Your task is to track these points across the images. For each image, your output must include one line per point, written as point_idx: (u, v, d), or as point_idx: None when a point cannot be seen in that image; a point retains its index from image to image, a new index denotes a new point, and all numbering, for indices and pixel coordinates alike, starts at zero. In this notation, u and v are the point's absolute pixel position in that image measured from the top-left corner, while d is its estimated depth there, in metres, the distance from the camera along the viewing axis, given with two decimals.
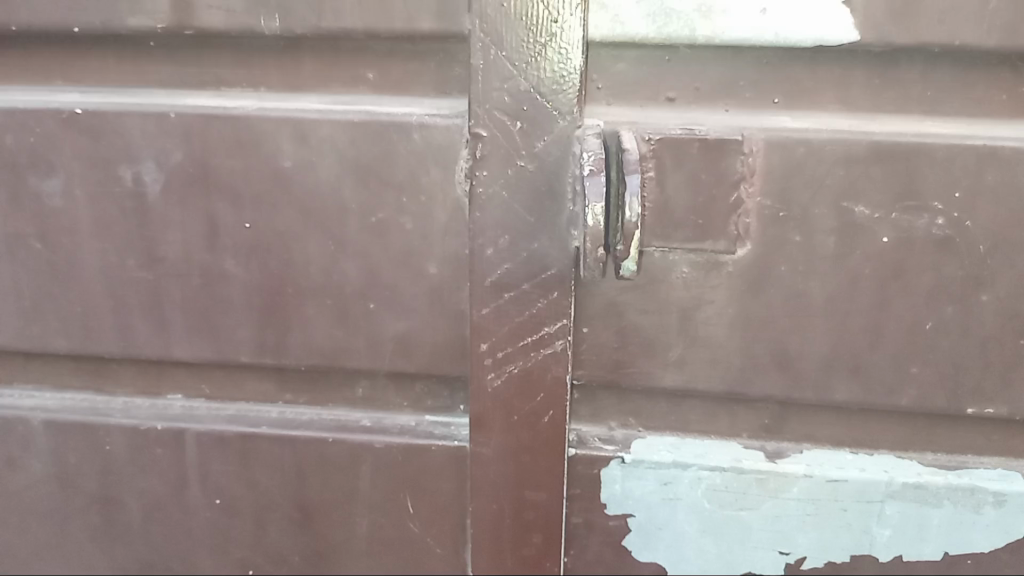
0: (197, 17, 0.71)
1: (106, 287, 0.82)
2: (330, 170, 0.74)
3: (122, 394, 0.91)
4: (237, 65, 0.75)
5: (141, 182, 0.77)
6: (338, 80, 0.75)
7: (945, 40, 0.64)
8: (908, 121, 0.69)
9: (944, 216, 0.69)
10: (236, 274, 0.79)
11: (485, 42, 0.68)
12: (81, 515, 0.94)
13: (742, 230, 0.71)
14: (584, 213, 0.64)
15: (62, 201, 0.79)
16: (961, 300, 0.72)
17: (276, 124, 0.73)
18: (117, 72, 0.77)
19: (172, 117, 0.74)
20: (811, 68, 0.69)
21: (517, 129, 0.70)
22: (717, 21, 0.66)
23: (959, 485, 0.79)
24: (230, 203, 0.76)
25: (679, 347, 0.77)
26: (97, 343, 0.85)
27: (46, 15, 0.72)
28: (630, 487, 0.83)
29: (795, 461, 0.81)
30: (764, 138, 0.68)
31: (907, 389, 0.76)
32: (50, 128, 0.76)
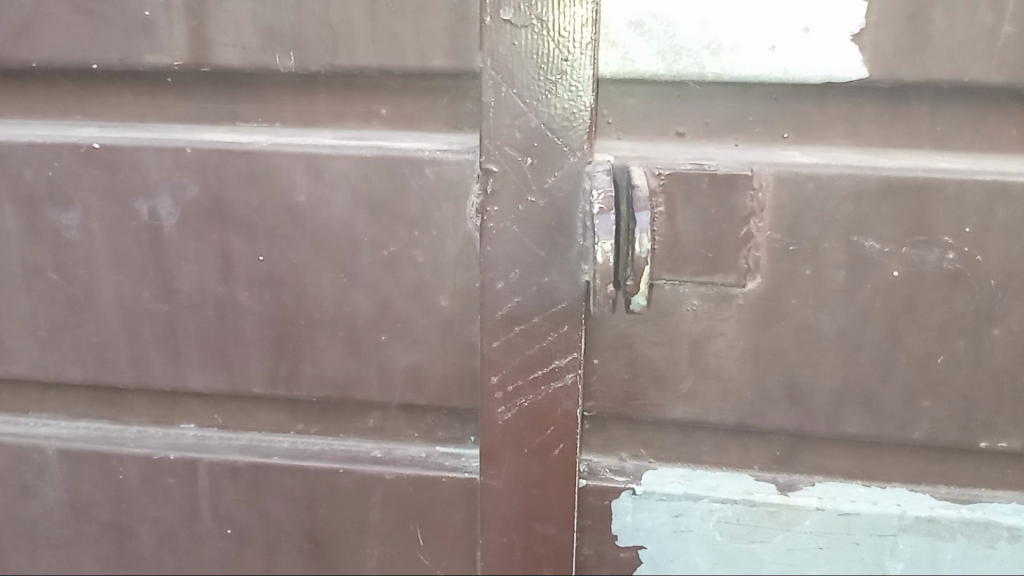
0: (213, 54, 0.73)
1: (121, 319, 0.83)
2: (343, 205, 0.75)
3: (136, 423, 0.92)
4: (253, 100, 0.76)
5: (157, 216, 0.78)
6: (351, 115, 0.76)
7: (954, 76, 0.65)
8: (917, 155, 0.69)
9: (955, 250, 0.69)
10: (250, 306, 0.80)
11: (496, 80, 0.68)
12: (94, 543, 0.94)
13: (753, 263, 0.71)
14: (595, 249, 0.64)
15: (78, 233, 0.80)
16: (973, 334, 0.72)
17: (290, 158, 0.74)
18: (134, 106, 0.78)
19: (188, 152, 0.75)
20: (820, 103, 0.69)
21: (528, 164, 0.70)
22: (726, 57, 0.67)
23: (973, 519, 0.78)
24: (244, 236, 0.77)
25: (689, 380, 0.78)
26: (112, 373, 0.86)
27: (65, 53, 0.74)
28: (641, 519, 0.83)
29: (807, 494, 0.81)
30: (773, 173, 0.69)
31: (919, 422, 0.75)
32: (68, 162, 0.77)
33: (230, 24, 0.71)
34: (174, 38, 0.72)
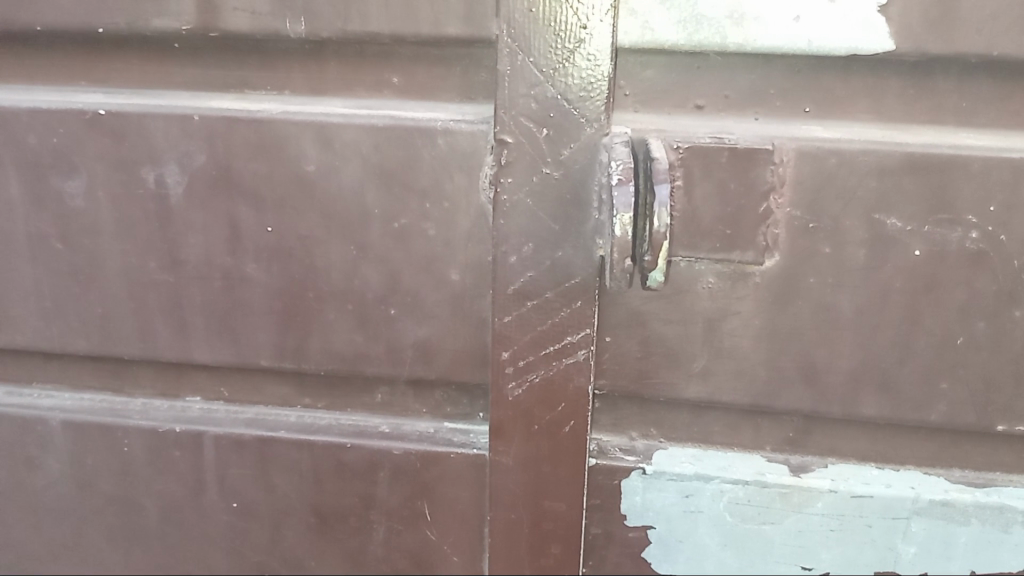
0: (221, 19, 0.71)
1: (127, 289, 0.82)
2: (353, 175, 0.73)
3: (141, 395, 0.91)
4: (263, 68, 0.75)
5: (163, 184, 0.77)
6: (362, 84, 0.74)
7: (983, 50, 0.63)
8: (942, 132, 0.68)
9: (978, 229, 0.67)
10: (258, 277, 0.79)
11: (512, 48, 0.67)
12: (98, 515, 0.94)
13: (771, 240, 0.70)
14: (613, 221, 0.63)
15: (84, 202, 0.78)
16: (993, 315, 0.70)
17: (299, 127, 0.72)
18: (140, 72, 0.77)
19: (196, 119, 0.74)
20: (844, 77, 0.68)
21: (543, 136, 0.69)
22: (749, 27, 0.65)
23: (987, 503, 0.77)
24: (252, 207, 0.76)
25: (703, 358, 0.76)
26: (117, 344, 0.85)
27: (71, 16, 0.72)
28: (651, 499, 0.83)
29: (819, 476, 0.80)
30: (795, 148, 0.67)
31: (936, 405, 0.74)
32: (73, 128, 0.76)
33: None
34: (181, 2, 0.71)
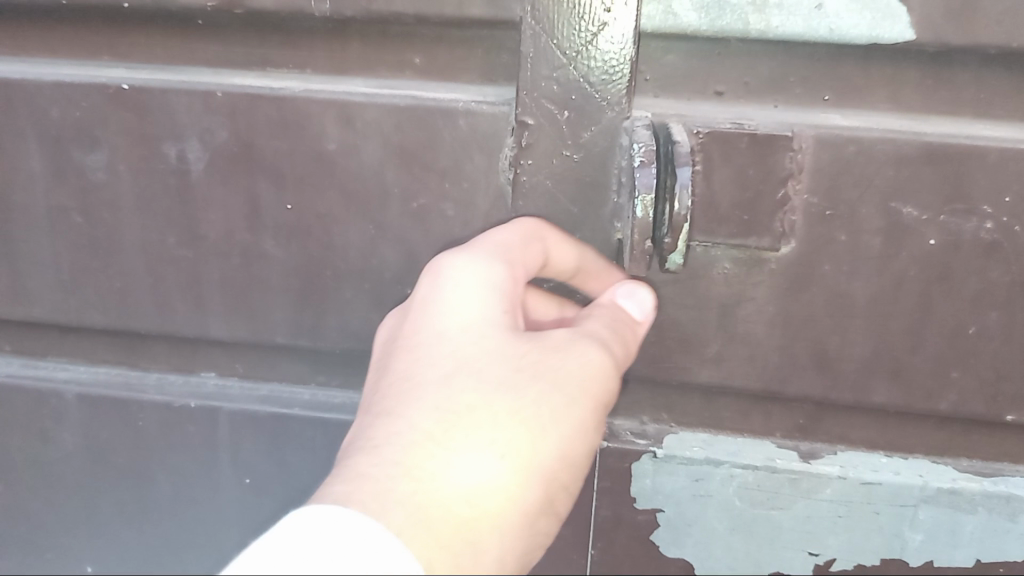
0: None
1: (146, 264, 0.83)
2: (373, 154, 0.74)
3: (155, 370, 0.92)
4: (286, 46, 0.76)
5: (184, 160, 0.77)
6: (384, 65, 0.75)
7: (1003, 42, 0.63)
8: (959, 123, 0.68)
9: (993, 220, 0.68)
10: (276, 255, 0.80)
11: (536, 30, 0.67)
12: (111, 489, 0.95)
13: (788, 227, 0.71)
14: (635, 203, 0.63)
15: (105, 175, 0.79)
16: (1006, 305, 0.71)
17: (321, 106, 0.73)
18: (164, 48, 0.77)
19: (218, 96, 0.74)
20: (863, 66, 0.68)
21: (564, 118, 0.69)
22: (771, 14, 0.66)
23: (995, 493, 0.78)
24: (272, 183, 0.77)
25: (716, 344, 0.77)
26: (135, 318, 0.86)
27: None
28: (661, 482, 0.83)
29: (829, 462, 0.81)
30: (814, 135, 0.68)
31: (947, 394, 0.75)
32: (96, 102, 0.76)
33: None
34: None
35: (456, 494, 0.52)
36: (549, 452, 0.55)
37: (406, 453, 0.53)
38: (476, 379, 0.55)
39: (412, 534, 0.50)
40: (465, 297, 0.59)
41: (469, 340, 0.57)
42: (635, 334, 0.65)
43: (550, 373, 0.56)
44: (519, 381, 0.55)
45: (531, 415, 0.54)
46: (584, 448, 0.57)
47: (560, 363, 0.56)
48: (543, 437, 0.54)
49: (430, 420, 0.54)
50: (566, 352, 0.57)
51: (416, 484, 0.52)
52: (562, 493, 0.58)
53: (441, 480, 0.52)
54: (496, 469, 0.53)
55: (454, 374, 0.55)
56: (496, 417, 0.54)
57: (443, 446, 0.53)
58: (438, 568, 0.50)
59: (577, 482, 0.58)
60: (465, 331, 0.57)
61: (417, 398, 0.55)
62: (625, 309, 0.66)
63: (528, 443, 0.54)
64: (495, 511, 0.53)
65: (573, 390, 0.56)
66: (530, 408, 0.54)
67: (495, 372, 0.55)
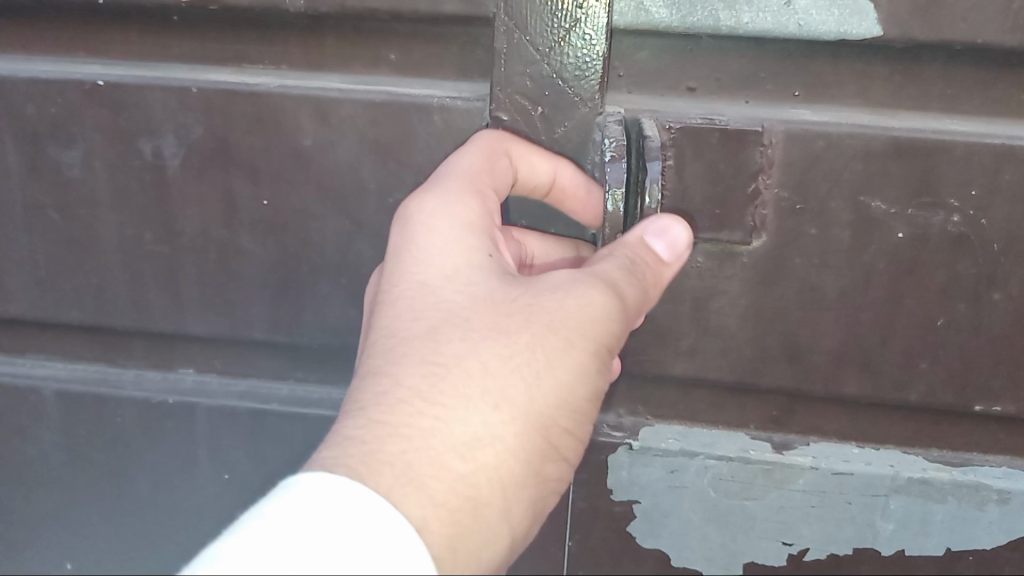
0: None
1: (124, 260, 0.83)
2: (349, 150, 0.74)
3: (134, 367, 0.92)
4: (261, 43, 0.76)
5: (160, 156, 0.77)
6: (359, 61, 0.75)
7: (968, 38, 0.64)
8: (927, 118, 0.69)
9: (960, 213, 0.69)
10: (253, 251, 0.80)
11: (508, 26, 0.68)
12: (90, 486, 0.95)
13: (759, 221, 0.72)
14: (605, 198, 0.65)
15: (81, 171, 0.79)
16: (973, 297, 0.72)
17: (296, 102, 0.73)
18: (139, 45, 0.77)
19: (194, 92, 0.74)
20: (833, 62, 0.69)
21: (538, 114, 0.71)
22: (741, 11, 0.67)
23: (964, 481, 0.80)
24: (248, 179, 0.77)
25: (690, 337, 0.78)
26: (112, 315, 0.86)
27: None
28: (637, 474, 0.85)
29: (802, 454, 0.82)
30: (784, 129, 0.69)
31: (916, 385, 0.76)
32: (70, 98, 0.76)
33: None
34: None
35: (450, 447, 0.52)
36: (547, 398, 0.55)
37: (396, 410, 0.53)
38: (466, 330, 0.56)
39: (411, 496, 0.50)
40: (448, 243, 0.60)
41: (456, 290, 0.58)
42: (656, 279, 0.63)
43: (546, 319, 0.56)
44: (512, 328, 0.55)
45: (527, 363, 0.55)
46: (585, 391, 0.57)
47: (555, 308, 0.56)
48: (541, 384, 0.55)
49: (420, 376, 0.54)
50: (564, 294, 0.57)
51: (407, 442, 0.52)
52: (568, 440, 0.57)
53: (434, 436, 0.52)
54: (490, 422, 0.53)
55: (442, 327, 0.56)
56: (488, 367, 0.54)
57: (435, 401, 0.53)
58: (438, 527, 0.50)
59: (584, 424, 0.58)
60: (453, 282, 0.58)
61: (407, 352, 0.55)
62: (653, 250, 0.64)
63: (523, 392, 0.54)
64: (490, 465, 0.53)
65: (571, 333, 0.56)
66: (525, 355, 0.55)
67: (483, 321, 0.56)
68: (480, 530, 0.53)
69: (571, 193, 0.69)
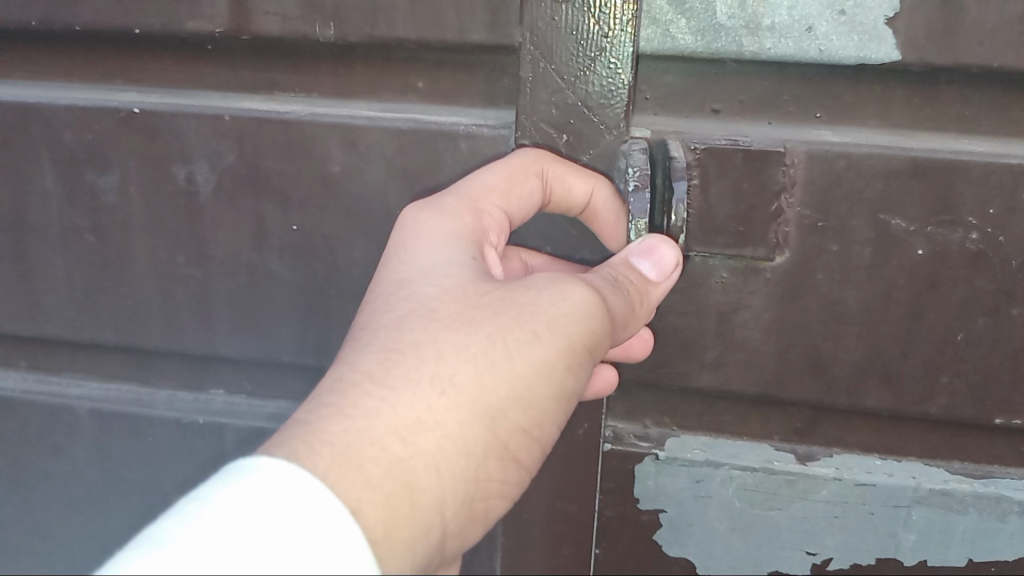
0: (252, 21, 0.74)
1: (156, 283, 0.85)
2: (378, 175, 0.77)
3: (166, 387, 0.94)
4: (293, 71, 0.79)
5: (193, 181, 0.80)
6: (387, 90, 0.78)
7: (985, 62, 0.66)
8: (945, 138, 0.72)
9: (978, 231, 0.71)
10: (282, 275, 0.82)
11: (534, 55, 0.70)
12: (121, 504, 0.96)
13: (782, 238, 0.74)
14: (630, 228, 0.68)
15: (116, 196, 0.82)
16: (992, 312, 0.74)
17: (327, 129, 0.76)
18: (174, 72, 0.80)
19: (226, 119, 0.77)
20: (853, 85, 0.72)
21: (563, 142, 0.73)
22: (764, 37, 0.69)
23: (985, 493, 0.81)
24: (278, 205, 0.79)
25: (714, 350, 0.81)
26: (145, 336, 0.88)
27: (108, 17, 0.75)
28: (663, 483, 0.87)
29: (824, 464, 0.84)
30: (805, 150, 0.71)
31: (937, 398, 0.78)
32: (107, 125, 0.79)
33: None
34: (216, 5, 0.74)
35: (393, 430, 0.52)
36: (502, 387, 0.55)
37: (347, 393, 0.53)
38: (430, 319, 0.57)
39: (347, 477, 0.49)
40: (431, 243, 0.64)
41: (430, 283, 0.60)
42: (641, 296, 0.66)
43: (508, 311, 0.58)
44: (474, 318, 0.57)
45: (486, 352, 0.56)
46: (543, 388, 0.57)
47: (529, 301, 0.59)
48: (493, 373, 0.55)
49: (375, 362, 0.55)
50: (539, 290, 0.59)
51: (350, 422, 0.51)
52: (519, 439, 0.57)
53: (378, 417, 0.52)
54: (435, 407, 0.53)
55: (407, 317, 0.58)
56: (445, 353, 0.55)
57: (384, 384, 0.53)
58: (373, 510, 0.49)
59: (537, 426, 0.58)
60: (428, 276, 0.61)
61: (372, 340, 0.57)
62: (638, 271, 0.66)
63: (477, 377, 0.55)
64: (447, 448, 0.53)
65: (533, 325, 0.57)
66: (485, 344, 0.56)
67: (447, 311, 0.58)
68: (416, 522, 0.51)
69: (601, 213, 0.72)
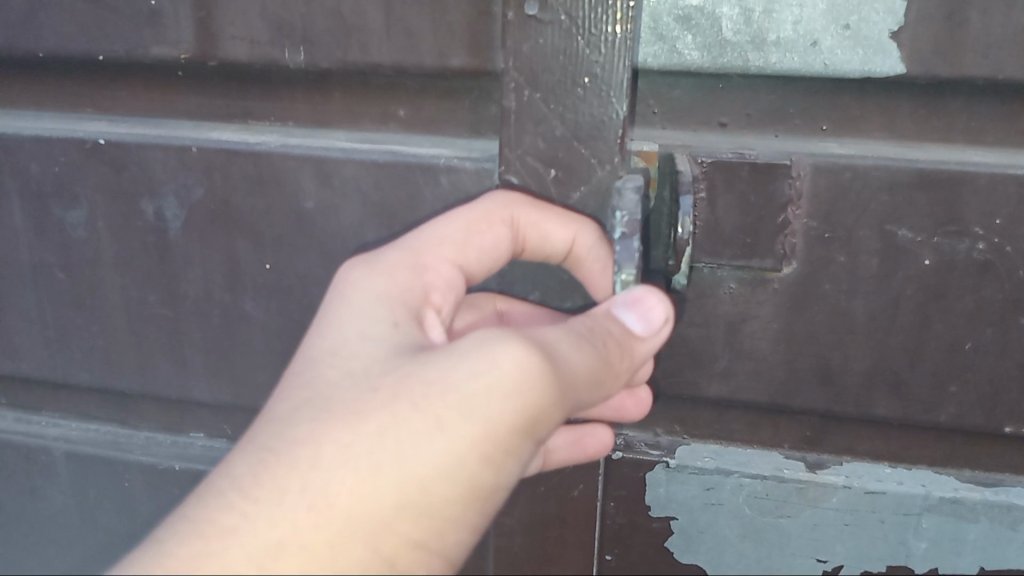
0: (219, 46, 0.75)
1: (129, 323, 0.88)
2: (353, 212, 0.77)
3: (144, 429, 0.98)
4: (266, 99, 0.80)
5: (162, 217, 0.81)
6: (369, 116, 0.79)
7: (989, 73, 0.66)
8: (950, 149, 0.71)
9: (984, 241, 0.71)
10: (256, 316, 0.84)
11: (519, 82, 0.67)
12: (108, 545, 1.01)
13: (788, 249, 0.74)
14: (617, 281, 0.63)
15: (85, 233, 0.84)
16: (1000, 321, 0.73)
17: (299, 163, 0.76)
18: (145, 101, 0.83)
19: (193, 151, 0.78)
20: (858, 98, 0.71)
21: (552, 176, 0.70)
22: (769, 51, 0.69)
23: (997, 502, 0.81)
24: (250, 243, 0.80)
25: (723, 360, 0.80)
26: (118, 377, 0.91)
27: (73, 43, 0.77)
28: (674, 491, 0.88)
29: (834, 472, 0.84)
30: (811, 162, 0.71)
31: (945, 407, 0.78)
32: (74, 157, 0.81)
33: (238, 17, 0.73)
34: (181, 31, 0.75)
35: (246, 557, 0.45)
36: (388, 494, 0.47)
37: (214, 507, 0.47)
38: (320, 409, 0.49)
39: None
40: (353, 315, 0.57)
41: (337, 362, 0.53)
42: (623, 350, 0.59)
43: (406, 398, 0.48)
44: (365, 406, 0.49)
45: (377, 446, 0.47)
46: (446, 492, 0.48)
47: (436, 381, 0.49)
48: (376, 479, 0.47)
49: (247, 469, 0.48)
50: (449, 364, 0.50)
51: (204, 546, 0.45)
52: (412, 555, 0.48)
53: (236, 539, 0.45)
54: (299, 526, 0.46)
55: (299, 408, 0.50)
56: (322, 456, 0.47)
57: (250, 496, 0.47)
58: None
59: (438, 539, 0.48)
60: (337, 353, 0.54)
61: (265, 431, 0.50)
62: (623, 323, 0.61)
63: (358, 485, 0.46)
64: (325, 559, 0.45)
65: (432, 415, 0.48)
66: (370, 440, 0.47)
67: (342, 398, 0.50)
68: None
69: (584, 262, 0.70)
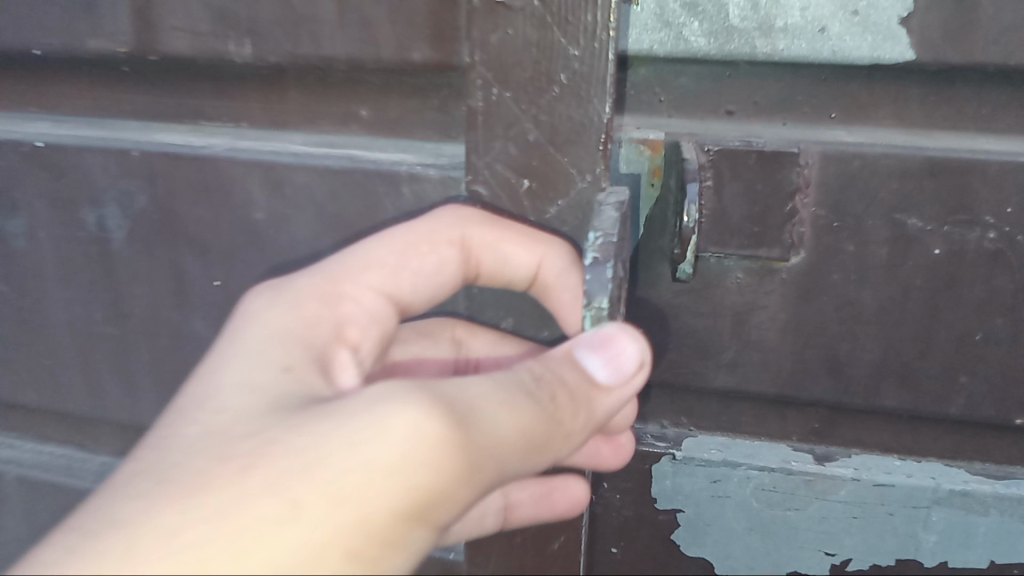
0: (162, 41, 0.78)
1: (75, 343, 0.96)
2: (305, 223, 0.80)
3: (101, 454, 1.09)
4: (217, 94, 0.85)
5: (103, 225, 0.88)
6: (333, 118, 0.82)
7: (1001, 59, 0.65)
8: (960, 137, 0.71)
9: (995, 230, 0.70)
10: (203, 334, 0.90)
11: (488, 79, 0.67)
12: None
13: (798, 238, 0.74)
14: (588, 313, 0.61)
15: (24, 241, 0.92)
16: (1011, 311, 0.72)
17: (244, 169, 0.80)
18: (92, 100, 0.89)
19: (133, 155, 0.83)
20: (868, 85, 0.71)
21: (525, 187, 0.70)
22: (777, 38, 0.69)
23: (1007, 495, 0.80)
24: (195, 258, 0.86)
25: (731, 350, 0.80)
26: (71, 400, 1.01)
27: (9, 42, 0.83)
28: (681, 483, 0.87)
29: (843, 465, 0.84)
30: (820, 150, 0.71)
31: (956, 398, 0.77)
32: (12, 161, 0.88)
33: (178, 9, 0.76)
34: (118, 24, 0.79)
35: None
36: None
37: None
38: (158, 480, 0.44)
39: None
40: (228, 369, 0.54)
41: (193, 422, 0.49)
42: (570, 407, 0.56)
43: (257, 477, 0.44)
44: (208, 481, 0.44)
45: (209, 529, 0.42)
46: None
47: (294, 460, 0.44)
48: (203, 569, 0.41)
49: (63, 542, 0.43)
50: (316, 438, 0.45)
51: None
52: None
53: None
54: None
55: (136, 475, 0.45)
56: (148, 535, 0.42)
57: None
58: None
59: None
60: (202, 409, 0.50)
61: (90, 501, 0.45)
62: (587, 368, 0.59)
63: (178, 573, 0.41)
64: None
65: (283, 499, 0.43)
66: (206, 521, 0.42)
67: (183, 470, 0.45)
68: None
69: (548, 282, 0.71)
